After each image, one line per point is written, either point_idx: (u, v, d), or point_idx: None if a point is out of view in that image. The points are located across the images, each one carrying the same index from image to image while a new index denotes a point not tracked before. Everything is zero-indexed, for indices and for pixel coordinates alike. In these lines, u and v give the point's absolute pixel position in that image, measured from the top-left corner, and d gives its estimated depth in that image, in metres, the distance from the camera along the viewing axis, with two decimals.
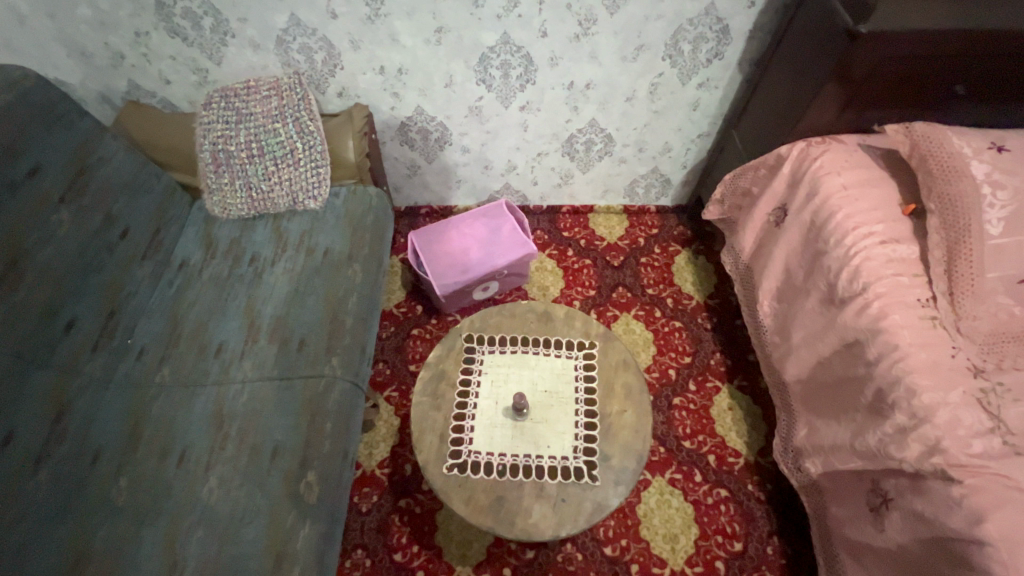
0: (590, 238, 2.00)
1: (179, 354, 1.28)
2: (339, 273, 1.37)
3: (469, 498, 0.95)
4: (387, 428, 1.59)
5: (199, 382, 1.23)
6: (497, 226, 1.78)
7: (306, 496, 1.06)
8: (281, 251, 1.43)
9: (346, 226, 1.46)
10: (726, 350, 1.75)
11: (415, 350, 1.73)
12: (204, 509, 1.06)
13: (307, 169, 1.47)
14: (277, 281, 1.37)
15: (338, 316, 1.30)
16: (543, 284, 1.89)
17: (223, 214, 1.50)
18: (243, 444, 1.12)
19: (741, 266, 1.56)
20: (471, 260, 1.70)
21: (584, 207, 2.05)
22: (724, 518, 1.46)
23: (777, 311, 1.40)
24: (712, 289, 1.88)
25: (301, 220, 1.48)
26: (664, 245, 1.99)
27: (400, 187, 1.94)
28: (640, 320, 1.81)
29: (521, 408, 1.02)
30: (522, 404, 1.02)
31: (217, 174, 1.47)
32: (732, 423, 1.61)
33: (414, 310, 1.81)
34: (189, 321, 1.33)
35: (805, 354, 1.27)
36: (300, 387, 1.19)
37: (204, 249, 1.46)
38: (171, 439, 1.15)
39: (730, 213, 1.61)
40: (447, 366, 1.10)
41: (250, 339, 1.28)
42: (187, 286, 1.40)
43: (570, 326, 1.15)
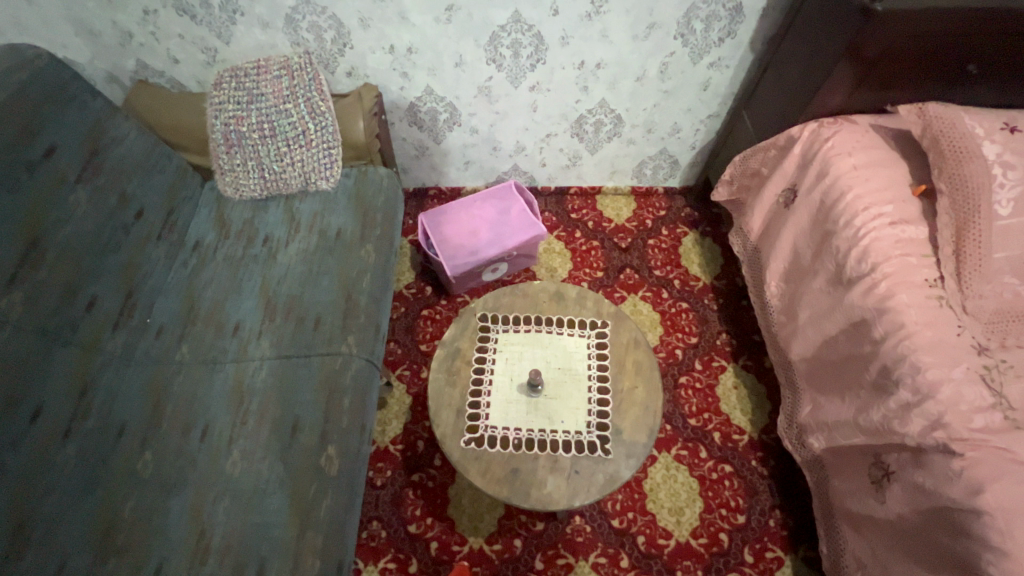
0: (599, 220, 2.01)
1: (197, 333, 1.31)
2: (352, 253, 1.39)
3: (484, 471, 0.98)
4: (399, 406, 1.63)
5: (218, 360, 1.26)
6: (505, 207, 1.79)
7: (327, 469, 1.10)
8: (295, 231, 1.44)
9: (358, 207, 1.47)
10: (731, 330, 1.78)
11: (426, 330, 1.75)
12: (228, 480, 1.10)
13: (318, 150, 1.47)
14: (291, 260, 1.39)
15: (352, 296, 1.32)
16: (552, 265, 1.90)
17: (235, 195, 1.51)
18: (264, 419, 1.16)
19: (749, 247, 1.57)
20: (481, 241, 1.72)
21: (592, 189, 2.05)
22: (728, 492, 1.50)
23: (783, 291, 1.42)
24: (719, 271, 1.90)
25: (312, 201, 1.49)
26: (672, 227, 2.00)
27: (408, 168, 1.94)
28: (648, 301, 1.83)
29: (535, 384, 1.05)
30: (536, 380, 1.05)
31: (229, 154, 1.47)
32: (737, 401, 1.64)
33: (424, 291, 1.83)
34: (206, 301, 1.36)
35: (811, 334, 1.29)
36: (317, 364, 1.22)
37: (218, 230, 1.48)
38: (194, 414, 1.19)
39: (738, 194, 1.62)
40: (462, 344, 1.12)
41: (266, 317, 1.30)
42: (202, 265, 1.42)
43: (582, 305, 1.17)
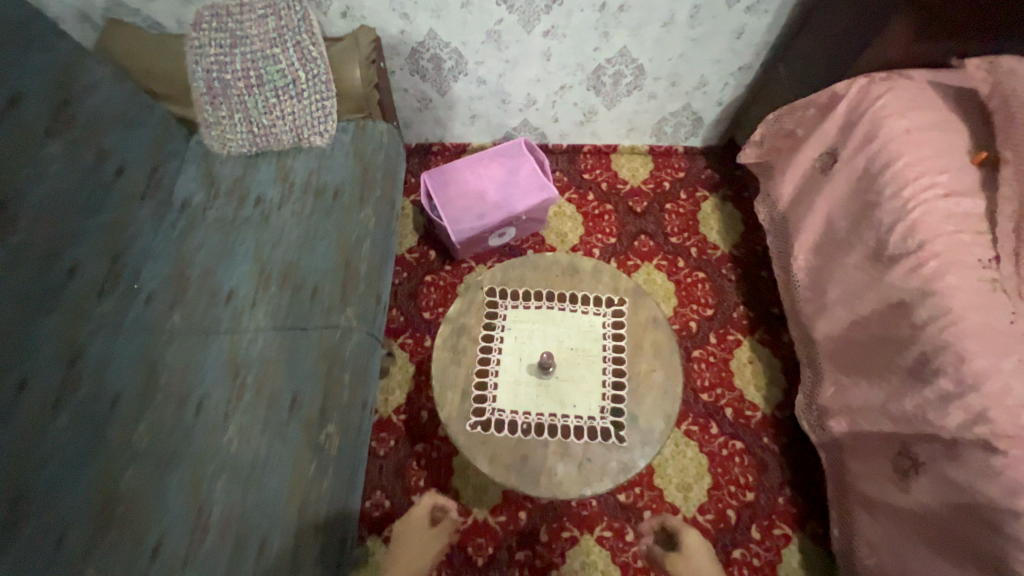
0: (613, 181, 1.88)
1: (189, 301, 1.23)
2: (351, 216, 1.29)
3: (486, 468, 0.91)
4: (402, 375, 1.58)
5: (211, 330, 1.18)
6: (515, 166, 1.66)
7: (327, 447, 1.04)
8: (289, 193, 1.33)
9: (357, 166, 1.36)
10: (749, 302, 1.69)
11: (429, 297, 1.68)
12: (225, 456, 1.04)
13: (311, 102, 1.33)
14: (286, 223, 1.29)
15: (351, 263, 1.23)
16: (562, 230, 1.80)
17: (224, 151, 1.39)
18: (261, 393, 1.09)
19: (777, 216, 1.46)
20: (488, 203, 1.60)
21: (607, 147, 1.91)
22: (738, 469, 1.47)
23: (812, 265, 1.32)
24: (738, 239, 1.79)
25: (307, 159, 1.38)
26: (691, 190, 1.87)
27: (410, 122, 1.80)
28: (662, 270, 1.74)
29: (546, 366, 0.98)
30: (546, 362, 0.98)
31: (214, 106, 1.34)
32: (751, 376, 1.59)
33: (428, 255, 1.74)
34: (197, 266, 1.27)
35: (841, 312, 1.21)
36: (315, 336, 1.14)
37: (207, 189, 1.37)
38: (188, 387, 1.12)
39: (768, 157, 1.48)
40: (468, 320, 1.05)
41: (260, 285, 1.22)
42: (192, 227, 1.32)
43: (598, 280, 1.09)
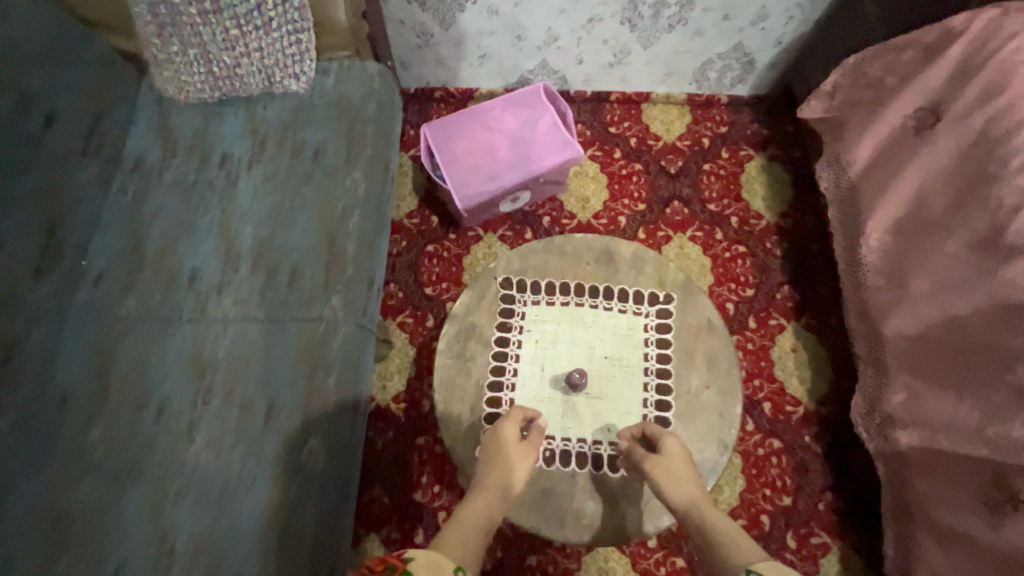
0: (643, 136, 1.62)
1: (144, 283, 1.03)
2: (336, 182, 1.07)
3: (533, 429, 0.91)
4: (402, 358, 1.41)
5: (171, 319, 1.00)
6: (531, 119, 1.40)
7: (309, 465, 0.88)
8: (260, 151, 1.10)
9: (341, 120, 1.12)
10: (796, 281, 1.48)
11: (431, 270, 1.47)
12: (191, 473, 0.89)
13: (282, 35, 1.05)
14: (257, 190, 1.07)
15: (336, 241, 1.03)
16: (583, 193, 1.56)
17: (180, 96, 1.14)
18: (231, 398, 0.92)
19: (845, 185, 1.21)
20: (500, 163, 1.36)
21: (638, 95, 1.64)
22: (775, 471, 1.32)
23: (889, 247, 1.11)
24: (786, 207, 1.55)
25: (282, 108, 1.14)
26: (734, 148, 1.61)
27: (408, 62, 1.52)
28: (697, 242, 1.52)
29: (574, 384, 0.95)
30: (578, 383, 0.94)
31: (161, 38, 1.04)
32: (794, 367, 1.41)
33: (430, 222, 1.52)
34: (153, 240, 1.06)
35: (929, 310, 1.01)
36: (294, 331, 0.96)
37: (163, 144, 1.13)
38: (147, 387, 0.95)
39: (839, 111, 1.21)
40: (479, 320, 1.02)
41: (228, 266, 1.02)
42: (146, 191, 1.10)
43: (637, 271, 1.04)
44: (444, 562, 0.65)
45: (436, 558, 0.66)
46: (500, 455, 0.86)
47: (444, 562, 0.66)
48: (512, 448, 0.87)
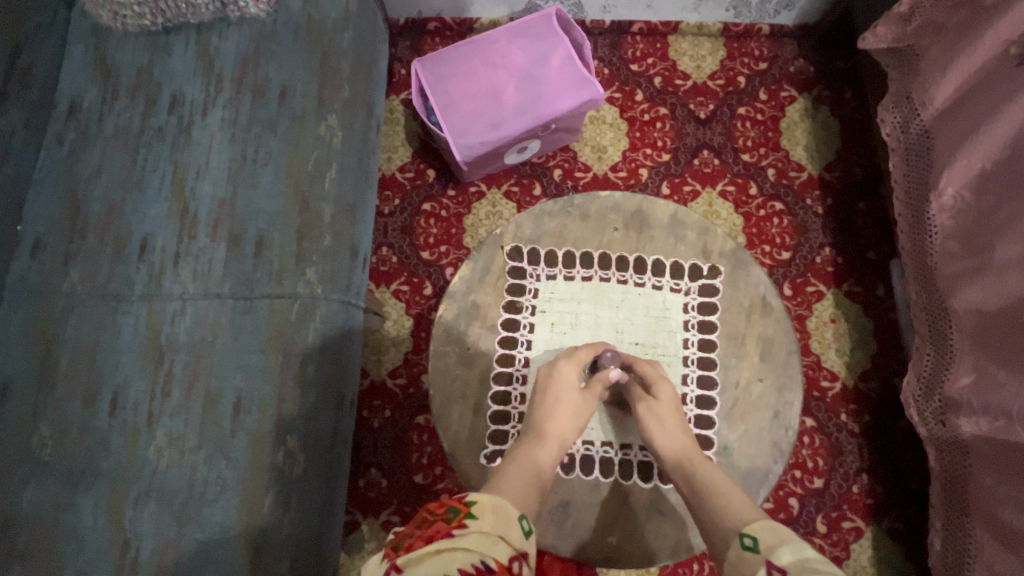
0: (670, 75, 1.41)
1: (88, 254, 0.87)
2: (306, 130, 0.90)
3: (596, 380, 0.87)
4: (398, 331, 1.27)
5: (121, 295, 0.85)
6: (542, 53, 1.19)
7: (289, 469, 0.78)
8: (215, 92, 0.92)
9: (311, 54, 0.93)
10: (838, 243, 1.32)
11: (428, 232, 1.31)
12: (153, 476, 0.77)
13: None
14: (214, 140, 0.90)
15: (309, 205, 0.88)
16: (600, 143, 1.37)
17: (118, 25, 0.95)
18: (194, 389, 0.80)
19: (914, 132, 1.02)
20: (506, 106, 1.15)
21: (665, 26, 1.41)
22: (806, 452, 1.21)
23: (968, 206, 0.94)
24: (833, 158, 1.36)
25: (239, 39, 0.94)
26: (774, 89, 1.40)
27: None
28: (727, 198, 1.34)
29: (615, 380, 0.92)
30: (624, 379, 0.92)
31: None
32: (832, 339, 1.27)
33: (426, 176, 1.34)
34: (97, 200, 0.89)
35: (1017, 281, 0.85)
36: (264, 312, 0.83)
37: (102, 83, 0.94)
38: (98, 375, 0.82)
39: (913, 40, 1.02)
40: (486, 299, 0.97)
41: (185, 233, 0.87)
42: (85, 142, 0.92)
43: (677, 242, 0.98)
44: (507, 509, 0.62)
45: (500, 505, 0.62)
46: (557, 400, 0.85)
47: (509, 512, 0.62)
48: (572, 396, 0.85)
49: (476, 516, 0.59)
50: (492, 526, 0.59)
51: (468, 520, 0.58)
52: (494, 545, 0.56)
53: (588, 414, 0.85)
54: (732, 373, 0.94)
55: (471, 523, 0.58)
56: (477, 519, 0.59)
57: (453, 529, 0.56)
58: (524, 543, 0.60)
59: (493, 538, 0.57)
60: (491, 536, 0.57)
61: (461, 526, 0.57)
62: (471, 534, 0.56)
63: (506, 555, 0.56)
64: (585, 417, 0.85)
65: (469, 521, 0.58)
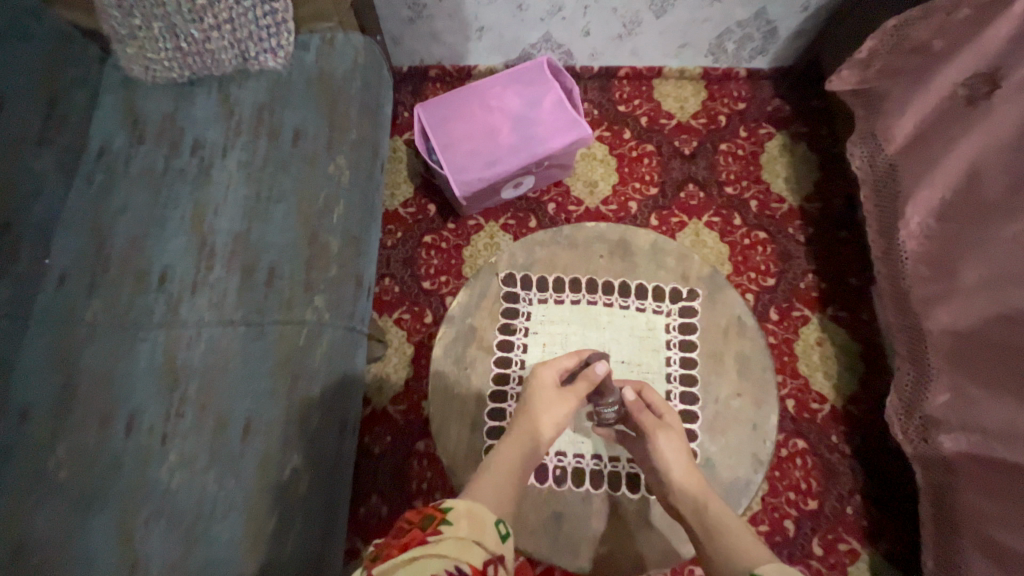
0: (655, 115, 1.51)
1: (110, 285, 0.93)
2: (317, 169, 0.98)
3: (579, 378, 0.82)
4: (399, 358, 1.32)
5: (140, 323, 0.91)
6: (535, 97, 1.29)
7: (294, 488, 0.81)
8: (234, 136, 1.00)
9: (323, 101, 1.02)
10: (821, 270, 1.38)
11: (429, 263, 1.38)
12: (163, 495, 0.81)
13: (254, 5, 0.95)
14: (232, 179, 0.98)
15: (318, 238, 0.94)
16: (590, 178, 1.45)
17: (148, 77, 1.04)
18: (206, 411, 0.84)
19: (880, 164, 1.07)
20: (502, 146, 1.24)
21: (649, 71, 1.52)
22: (799, 473, 1.23)
23: (933, 233, 1.00)
24: (812, 190, 1.44)
25: (257, 89, 1.03)
26: (753, 126, 1.49)
27: (399, 38, 1.41)
28: (713, 229, 1.41)
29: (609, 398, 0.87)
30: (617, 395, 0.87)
31: (122, 9, 0.95)
32: (820, 361, 1.31)
33: (427, 211, 1.42)
34: (121, 235, 0.96)
35: (985, 302, 0.92)
36: (274, 337, 0.88)
37: (129, 129, 1.03)
38: (115, 399, 0.86)
39: (876, 82, 1.08)
40: (482, 321, 1.03)
41: (202, 264, 0.93)
42: (112, 182, 1.00)
43: (659, 268, 1.06)
44: (483, 512, 0.62)
45: (476, 509, 0.62)
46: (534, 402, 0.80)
47: (485, 516, 0.62)
48: (549, 395, 0.81)
49: (451, 521, 0.59)
50: (467, 531, 0.59)
51: (443, 526, 0.58)
52: (467, 550, 0.56)
53: (569, 412, 0.80)
54: (713, 390, 0.99)
55: (446, 529, 0.58)
56: (452, 524, 0.59)
57: (427, 536, 0.57)
58: (500, 546, 0.60)
59: (467, 543, 0.57)
60: (466, 542, 0.57)
61: (436, 532, 0.57)
62: (446, 539, 0.57)
63: (480, 559, 0.56)
64: (566, 415, 0.80)
65: (444, 526, 0.58)
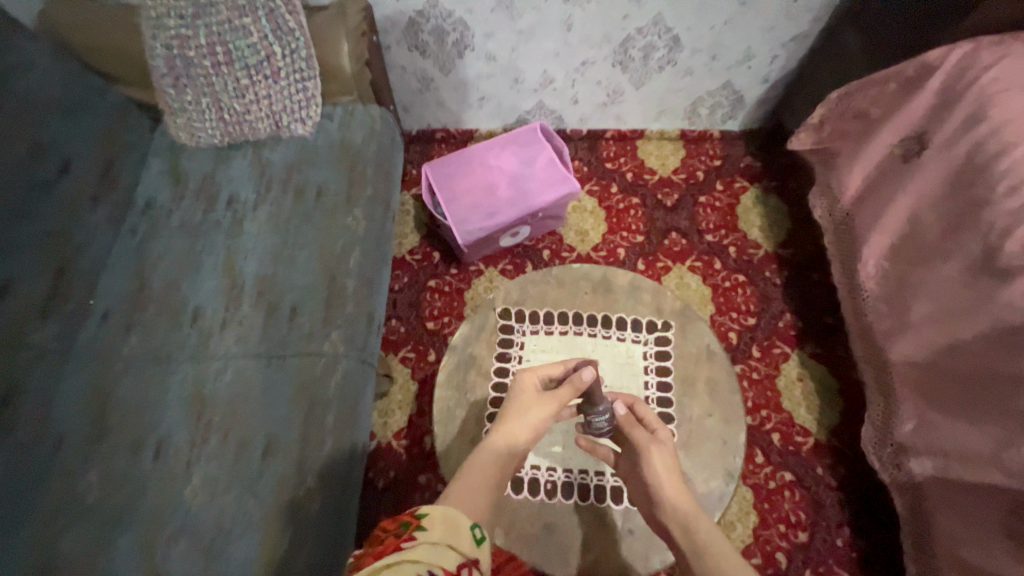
0: (639, 171, 1.67)
1: (147, 323, 1.04)
2: (337, 220, 1.11)
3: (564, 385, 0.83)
4: (404, 395, 1.40)
5: (172, 357, 1.01)
6: (529, 157, 1.45)
7: (307, 507, 0.87)
8: (265, 192, 1.15)
9: (343, 162, 1.17)
10: (799, 310, 1.48)
11: (433, 305, 1.49)
12: (185, 516, 0.87)
13: (289, 84, 1.12)
14: (261, 229, 1.11)
15: (336, 279, 1.06)
16: (582, 228, 1.59)
17: (191, 142, 1.19)
18: (228, 437, 0.92)
19: (838, 214, 1.22)
20: (500, 200, 1.39)
21: (633, 132, 1.69)
22: (788, 505, 1.28)
23: (887, 273, 1.11)
24: (786, 237, 1.57)
25: (287, 152, 1.18)
26: (728, 181, 1.65)
27: (410, 106, 1.59)
28: (696, 272, 1.53)
29: (598, 407, 0.87)
30: (607, 404, 0.87)
31: (177, 90, 1.12)
32: (802, 397, 1.39)
33: (432, 257, 1.55)
34: (159, 279, 1.08)
35: (932, 333, 1.01)
36: (294, 368, 0.98)
37: (172, 187, 1.17)
38: (145, 427, 0.95)
39: (829, 143, 1.23)
40: (478, 350, 1.12)
41: (232, 303, 1.04)
42: (154, 233, 1.13)
43: (637, 302, 1.16)
44: (459, 517, 0.61)
45: (452, 514, 0.61)
46: (514, 409, 0.82)
47: (460, 520, 0.61)
48: (528, 401, 0.83)
49: (426, 526, 0.59)
50: (442, 536, 0.58)
51: (418, 531, 0.58)
52: (442, 555, 0.55)
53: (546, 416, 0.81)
54: (686, 410, 1.07)
55: (420, 535, 0.57)
56: (427, 530, 0.58)
57: (402, 542, 0.56)
58: (476, 550, 0.59)
59: (442, 547, 0.57)
60: (440, 546, 0.57)
61: (411, 538, 0.56)
62: (420, 544, 0.56)
63: (455, 563, 0.56)
64: (545, 420, 0.81)
65: (419, 532, 0.58)
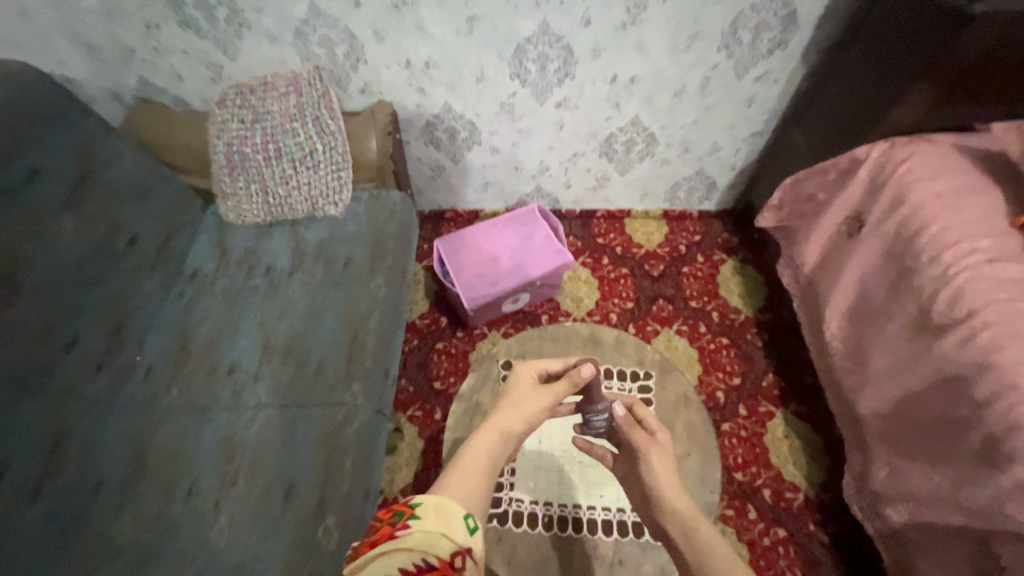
0: (627, 245, 1.86)
1: (187, 377, 1.17)
2: (361, 285, 1.27)
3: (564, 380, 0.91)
4: (410, 452, 1.48)
5: (208, 408, 1.12)
6: (529, 232, 1.64)
7: (324, 544, 0.94)
8: (299, 262, 1.32)
9: (368, 236, 1.35)
10: (780, 370, 1.59)
11: (440, 366, 1.61)
12: (211, 555, 0.95)
13: (327, 172, 1.34)
14: (295, 293, 1.26)
15: (358, 337, 1.19)
16: (577, 295, 1.75)
17: (238, 221, 1.39)
18: (255, 480, 1.02)
19: (803, 281, 1.39)
20: (502, 269, 1.57)
21: (620, 211, 1.91)
22: (783, 562, 1.31)
23: (848, 332, 1.24)
24: (763, 303, 1.72)
25: (319, 229, 1.37)
26: (708, 254, 1.83)
27: (424, 190, 1.82)
28: (683, 335, 1.66)
29: (597, 406, 0.94)
30: (606, 403, 0.94)
31: (233, 178, 1.35)
32: (788, 453, 1.46)
33: (440, 322, 1.69)
34: (201, 337, 1.22)
35: (889, 386, 1.12)
36: (318, 416, 1.09)
37: (218, 259, 1.35)
38: (179, 472, 1.04)
39: (789, 221, 1.42)
40: (481, 399, 1.23)
41: (264, 358, 1.17)
42: (199, 298, 1.29)
43: (625, 354, 1.27)
44: (452, 507, 0.69)
45: (445, 505, 0.69)
46: (512, 397, 0.91)
47: (454, 510, 0.69)
48: (525, 389, 0.92)
49: (420, 515, 0.68)
50: (434, 524, 0.67)
51: (412, 521, 0.67)
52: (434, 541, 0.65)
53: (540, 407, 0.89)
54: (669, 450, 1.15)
55: (414, 523, 0.67)
56: (420, 519, 0.67)
57: (396, 532, 0.66)
58: (469, 538, 0.67)
59: (436, 535, 0.66)
60: (433, 534, 0.66)
61: (404, 527, 0.66)
62: (413, 533, 0.66)
63: (447, 551, 0.64)
64: (539, 409, 0.90)
65: (413, 521, 0.67)
